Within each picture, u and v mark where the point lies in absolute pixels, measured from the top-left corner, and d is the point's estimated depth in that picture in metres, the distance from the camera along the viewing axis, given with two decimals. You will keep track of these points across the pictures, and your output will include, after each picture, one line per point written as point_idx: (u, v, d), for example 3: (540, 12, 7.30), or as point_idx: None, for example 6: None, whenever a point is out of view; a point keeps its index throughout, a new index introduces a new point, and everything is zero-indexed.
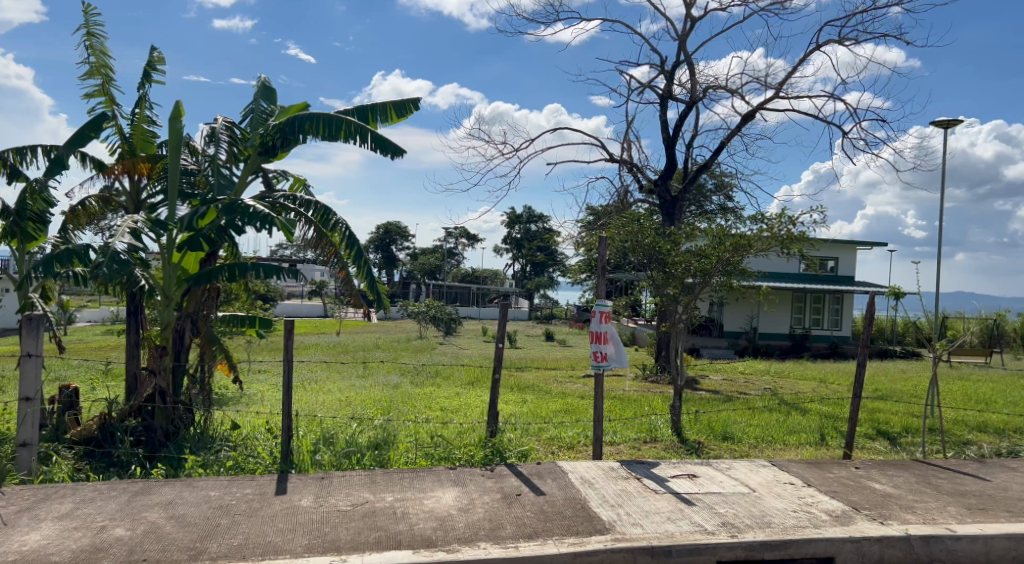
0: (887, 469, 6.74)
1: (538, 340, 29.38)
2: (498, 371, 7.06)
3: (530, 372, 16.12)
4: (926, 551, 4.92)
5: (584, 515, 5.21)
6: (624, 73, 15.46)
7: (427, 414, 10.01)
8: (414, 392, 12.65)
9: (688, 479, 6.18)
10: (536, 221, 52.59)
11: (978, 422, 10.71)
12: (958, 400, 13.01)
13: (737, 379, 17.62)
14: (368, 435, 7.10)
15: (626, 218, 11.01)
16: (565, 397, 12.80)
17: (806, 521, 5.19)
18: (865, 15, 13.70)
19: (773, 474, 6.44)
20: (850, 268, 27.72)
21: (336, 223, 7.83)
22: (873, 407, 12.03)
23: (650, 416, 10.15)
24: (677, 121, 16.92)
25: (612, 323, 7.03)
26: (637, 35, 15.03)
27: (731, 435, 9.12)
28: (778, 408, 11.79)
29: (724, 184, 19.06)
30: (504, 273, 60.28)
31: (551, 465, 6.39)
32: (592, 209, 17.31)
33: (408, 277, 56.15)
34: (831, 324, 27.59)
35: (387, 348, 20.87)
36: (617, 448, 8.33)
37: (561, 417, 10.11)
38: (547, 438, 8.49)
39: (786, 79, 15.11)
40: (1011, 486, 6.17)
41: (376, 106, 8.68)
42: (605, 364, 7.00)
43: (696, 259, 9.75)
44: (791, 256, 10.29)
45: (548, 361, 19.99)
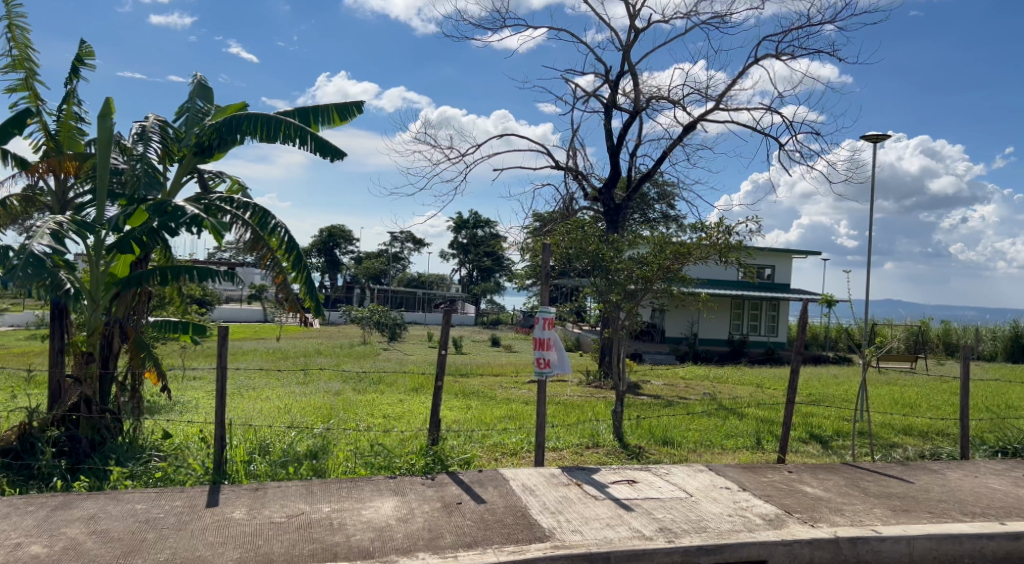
0: (818, 472, 6.94)
1: (484, 346, 29.38)
2: (440, 378, 6.92)
3: (475, 378, 16.12)
4: (853, 552, 5.07)
5: (523, 523, 5.21)
6: (570, 82, 16.72)
7: (367, 422, 9.89)
8: (357, 399, 12.50)
9: (627, 485, 6.24)
10: (482, 226, 52.68)
11: (904, 426, 11.16)
12: (885, 404, 13.54)
13: (678, 384, 17.96)
14: (306, 444, 6.98)
15: (570, 225, 10.91)
16: (509, 403, 12.80)
17: (741, 525, 5.30)
18: (800, 31, 15.12)
19: (710, 478, 6.56)
20: (786, 276, 28.51)
21: (275, 226, 7.67)
22: (807, 411, 12.42)
23: (593, 421, 10.26)
24: (621, 130, 17.19)
25: (556, 329, 7.04)
26: (581, 43, 16.34)
27: (671, 439, 9.29)
28: (716, 413, 12.06)
29: (666, 193, 19.37)
30: (450, 278, 60.12)
31: (492, 472, 6.39)
32: (537, 215, 17.41)
33: (352, 281, 55.41)
34: (768, 330, 28.39)
35: (329, 354, 20.57)
36: (560, 453, 8.39)
37: (505, 424, 10.11)
38: (490, 445, 8.47)
39: (725, 91, 15.74)
40: (933, 488, 6.42)
41: (318, 109, 8.57)
42: (548, 370, 7.01)
43: (637, 266, 9.94)
44: (729, 263, 10.60)
45: (492, 366, 20.01)
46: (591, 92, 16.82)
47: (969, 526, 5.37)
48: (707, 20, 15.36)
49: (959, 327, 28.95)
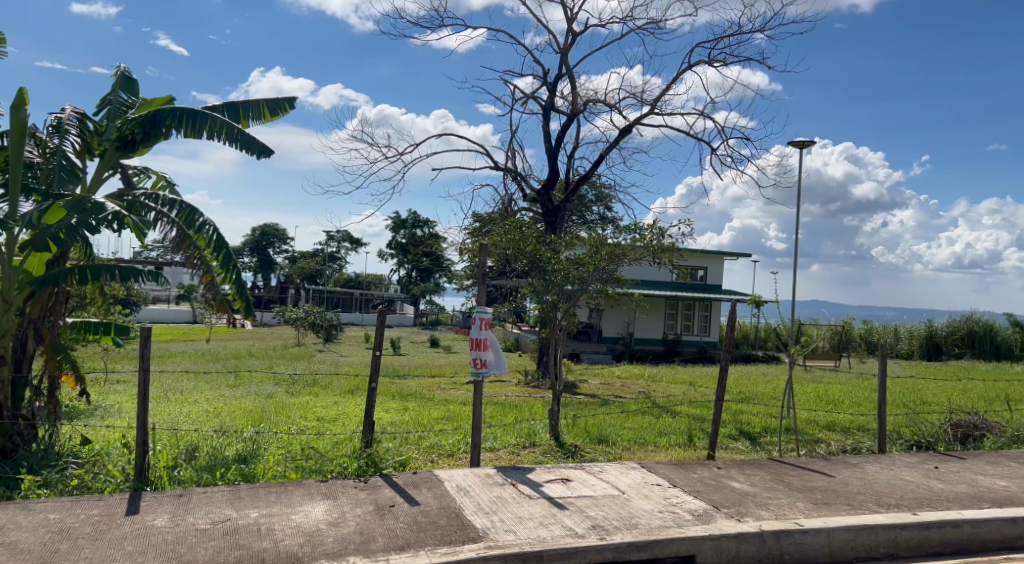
0: (745, 468, 7.14)
1: (422, 347, 29.21)
2: (375, 380, 6.82)
3: (412, 379, 15.97)
4: (777, 546, 5.23)
5: (457, 524, 5.19)
6: (510, 84, 16.50)
7: (300, 425, 9.69)
8: (289, 401, 12.24)
9: (561, 484, 6.29)
10: (421, 226, 52.33)
11: (829, 421, 11.60)
12: (811, 401, 14.07)
13: (613, 383, 18.23)
14: (235, 448, 6.80)
15: (509, 226, 10.97)
16: (447, 404, 12.77)
17: (670, 521, 5.41)
18: (732, 39, 15.44)
19: (642, 476, 6.68)
20: (718, 277, 29.23)
21: (202, 223, 7.45)
22: (737, 408, 12.77)
23: (530, 421, 10.31)
24: (558, 132, 17.35)
25: (492, 330, 7.04)
26: (520, 45, 16.30)
27: (605, 438, 9.40)
28: (651, 411, 12.29)
29: (604, 195, 19.59)
30: (388, 278, 59.50)
31: (427, 474, 6.34)
32: (477, 216, 17.40)
33: (287, 282, 54.23)
34: (701, 330, 29.08)
35: (262, 356, 20.07)
36: (497, 453, 8.39)
37: (441, 425, 10.08)
38: (426, 446, 8.42)
39: (661, 96, 16.07)
40: (852, 481, 6.70)
41: (248, 104, 8.39)
42: (484, 371, 7.00)
43: (574, 267, 9.94)
44: (663, 265, 10.86)
45: (430, 367, 19.92)
46: (529, 94, 16.91)
47: (884, 517, 5.60)
48: (643, 26, 15.53)
49: (879, 327, 30.26)
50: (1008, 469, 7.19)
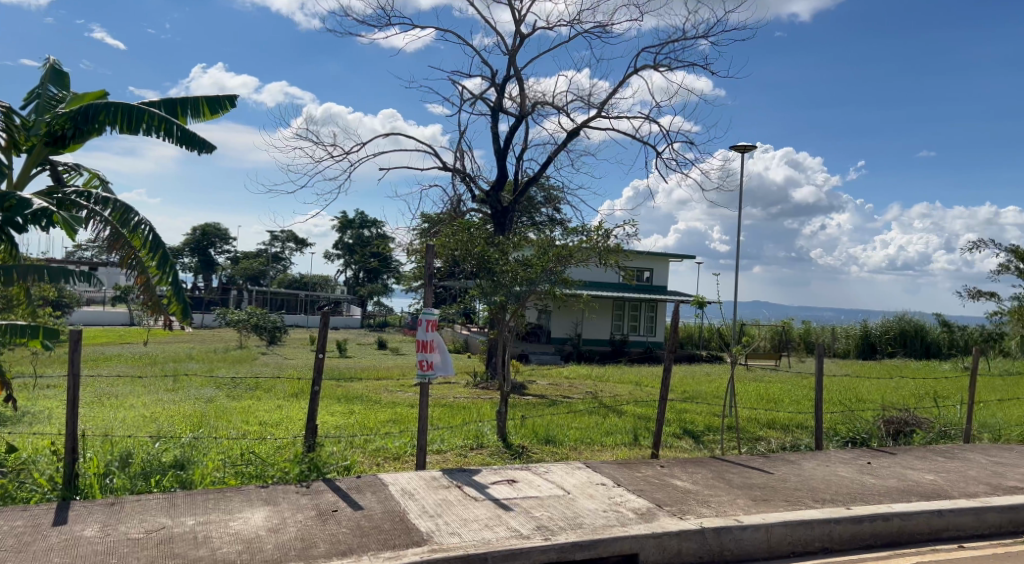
0: (688, 466, 7.26)
1: (368, 349, 28.87)
2: (317, 383, 6.70)
3: (358, 382, 15.76)
4: (717, 542, 5.33)
5: (401, 528, 5.14)
6: (457, 84, 16.40)
7: (241, 430, 9.48)
8: (231, 406, 11.94)
9: (507, 485, 6.29)
10: (368, 226, 51.77)
11: (769, 419, 11.89)
12: (751, 400, 14.41)
13: (561, 383, 18.34)
14: (172, 454, 6.61)
15: (457, 227, 10.96)
16: (394, 406, 12.66)
17: (614, 520, 5.46)
18: (676, 44, 15.34)
19: (587, 475, 6.73)
20: (664, 279, 29.72)
21: (138, 223, 7.25)
22: (681, 408, 12.98)
23: (478, 422, 10.28)
24: (507, 133, 17.37)
25: (439, 331, 7.00)
26: (469, 46, 16.15)
27: (552, 438, 9.45)
28: (598, 411, 12.40)
29: (552, 197, 19.71)
30: (334, 279, 58.67)
31: (371, 478, 6.27)
32: (425, 217, 17.30)
33: (229, 283, 52.98)
34: (647, 330, 29.50)
35: (202, 359, 19.56)
36: (444, 456, 8.35)
37: (388, 428, 9.98)
38: (372, 450, 8.33)
39: (607, 99, 16.25)
40: (790, 477, 6.87)
41: (187, 100, 8.23)
42: (430, 373, 6.95)
43: (522, 269, 9.94)
44: (609, 266, 10.96)
45: (378, 369, 19.70)
46: (478, 94, 16.88)
47: (819, 512, 5.76)
48: (591, 30, 15.42)
49: (817, 327, 31.16)
50: (935, 464, 7.48)
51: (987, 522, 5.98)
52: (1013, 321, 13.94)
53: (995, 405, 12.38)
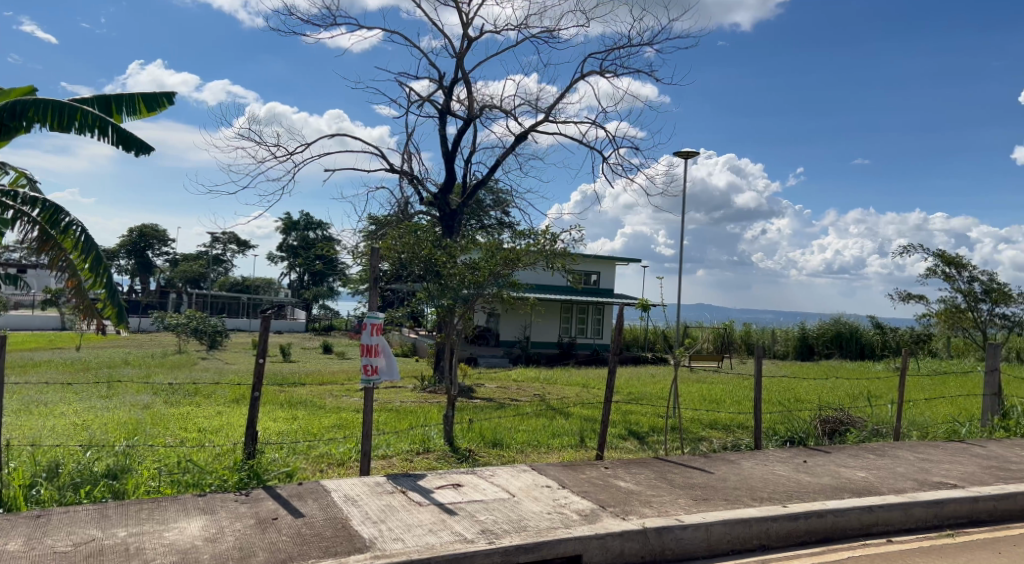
0: (632, 467, 7.35)
1: (314, 353, 28.43)
2: (258, 388, 6.56)
3: (302, 387, 15.50)
4: (659, 542, 5.42)
5: (344, 535, 5.08)
6: (404, 85, 16.09)
7: (178, 437, 9.21)
8: (168, 412, 11.60)
9: (452, 489, 6.27)
10: (313, 228, 50.97)
11: (711, 420, 12.13)
12: (695, 400, 14.72)
13: (509, 386, 18.39)
14: (104, 464, 6.38)
15: (404, 230, 10.85)
16: (339, 411, 12.48)
17: (558, 522, 5.49)
18: (622, 50, 15.77)
19: (532, 478, 6.76)
20: (610, 282, 30.10)
21: (70, 223, 7.01)
22: (626, 409, 13.14)
23: (424, 427, 10.22)
24: (455, 136, 17.34)
25: (384, 335, 6.92)
26: (415, 48, 16.02)
27: (500, 441, 9.46)
28: (545, 413, 12.47)
29: (501, 200, 19.75)
30: (277, 282, 57.58)
31: (314, 484, 6.18)
32: (372, 219, 17.13)
33: (167, 286, 51.49)
34: (594, 332, 29.84)
35: (138, 365, 18.95)
36: (389, 461, 8.28)
37: (332, 434, 9.84)
38: (315, 456, 8.20)
39: (555, 104, 16.38)
40: (729, 477, 7.03)
41: (122, 97, 8.00)
42: (375, 378, 6.89)
43: (470, 272, 9.90)
44: (556, 270, 11.02)
45: (323, 374, 19.40)
46: (425, 96, 16.78)
47: (756, 510, 5.90)
48: (538, 34, 15.64)
49: (757, 329, 31.93)
50: (867, 461, 7.74)
51: (915, 517, 6.21)
52: (941, 322, 14.50)
53: (924, 404, 12.88)
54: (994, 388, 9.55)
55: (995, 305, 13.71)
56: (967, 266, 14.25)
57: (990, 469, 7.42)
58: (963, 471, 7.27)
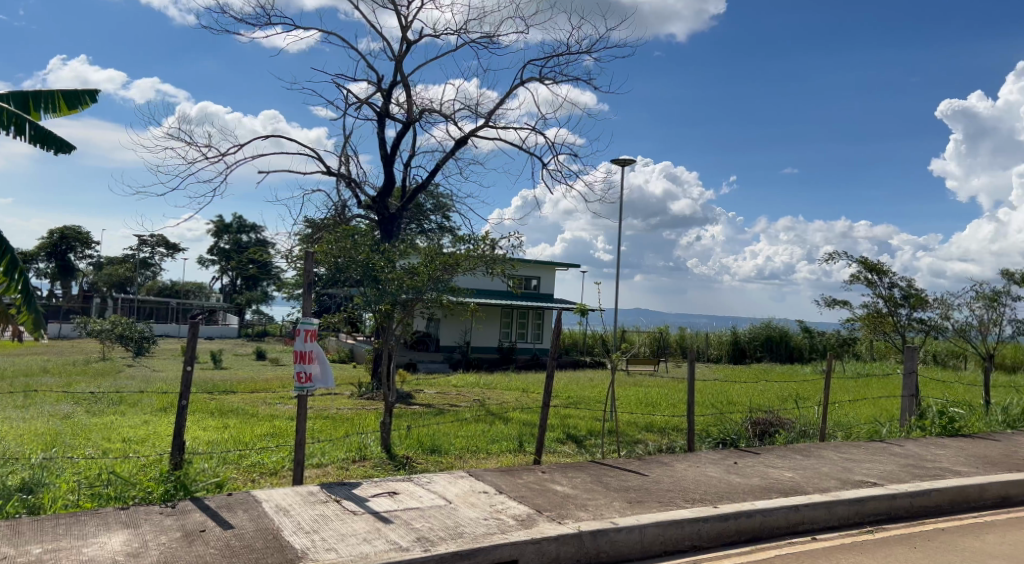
0: (568, 471, 7.41)
1: (247, 360, 27.75)
2: (185, 396, 6.35)
3: (234, 394, 15.10)
4: (594, 545, 5.47)
5: (275, 546, 4.95)
6: (342, 88, 16.14)
7: (101, 448, 8.84)
8: (90, 422, 11.12)
9: (388, 497, 6.19)
10: (247, 231, 49.76)
11: (647, 423, 12.35)
12: (631, 403, 14.98)
13: (449, 392, 18.32)
14: (18, 477, 6.08)
15: (340, 234, 10.56)
16: (272, 419, 12.18)
17: (494, 528, 5.49)
18: (561, 57, 15.98)
19: (470, 484, 6.73)
20: (550, 287, 30.35)
21: None
22: (564, 413, 13.23)
23: (360, 434, 10.06)
24: (394, 139, 17.20)
25: (318, 342, 6.78)
26: (354, 49, 16.12)
27: (438, 448, 9.40)
28: (484, 418, 12.46)
29: (441, 204, 19.73)
30: (209, 286, 55.97)
31: (244, 495, 6.01)
32: (308, 222, 16.82)
33: (90, 290, 49.46)
34: (534, 337, 30.04)
35: (57, 373, 18.11)
36: (324, 470, 8.13)
37: (265, 443, 9.60)
38: (246, 465, 7.99)
39: (494, 109, 16.45)
40: (663, 479, 7.15)
41: (41, 93, 7.64)
42: (309, 386, 6.74)
43: (408, 276, 9.83)
44: (496, 275, 11.12)
45: (256, 381, 18.92)
46: (364, 99, 16.63)
47: (689, 511, 6.02)
48: (476, 39, 15.86)
49: (691, 333, 32.69)
50: (794, 462, 7.99)
51: (838, 514, 6.44)
52: (864, 327, 15.11)
53: (849, 405, 13.39)
54: (911, 390, 10.01)
55: (913, 309, 14.34)
56: (888, 273, 14.88)
57: (908, 467, 7.77)
58: (882, 470, 7.58)
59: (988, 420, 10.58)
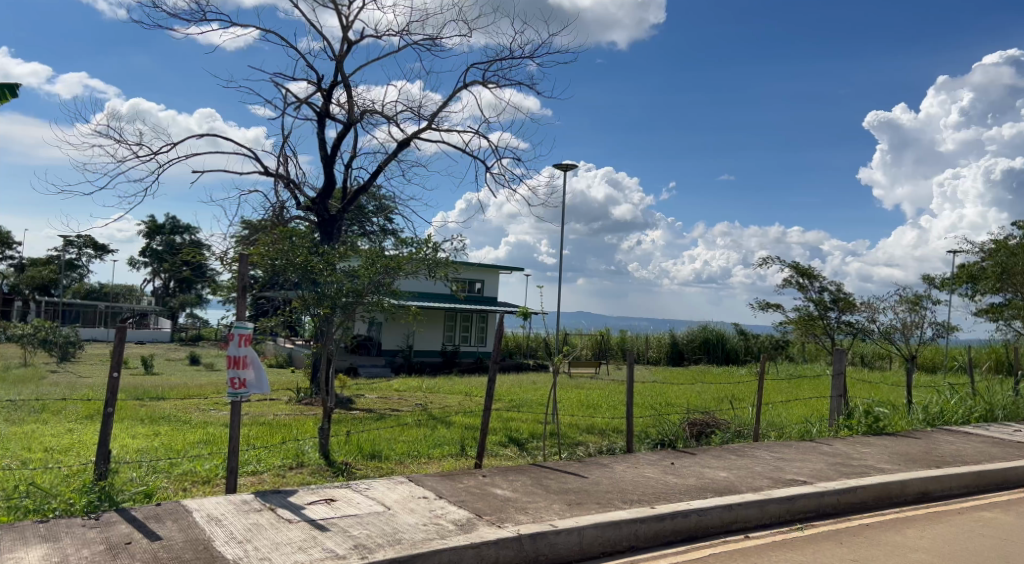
0: (509, 474, 7.41)
1: (180, 364, 26.93)
2: (110, 404, 6.10)
3: (166, 400, 14.61)
4: (533, 548, 5.48)
5: (206, 557, 4.80)
6: (281, 86, 15.58)
7: (21, 458, 8.42)
8: (9, 431, 10.59)
9: (325, 505, 6.08)
10: (180, 233, 48.25)
11: (589, 425, 12.46)
12: (573, 405, 15.10)
13: (391, 396, 18.15)
14: None
15: (277, 235, 10.11)
16: (206, 426, 11.82)
17: (434, 533, 5.44)
18: (504, 61, 15.58)
19: (409, 489, 6.66)
20: (493, 290, 30.36)
21: None
22: (507, 416, 13.24)
23: (298, 440, 9.85)
24: (334, 140, 16.92)
25: (252, 346, 6.61)
26: (293, 49, 15.40)
27: (378, 453, 9.28)
28: (426, 423, 12.36)
29: (383, 206, 19.49)
30: (140, 289, 54.15)
31: (173, 504, 5.81)
32: (244, 223, 16.44)
33: (11, 293, 47.20)
34: (477, 340, 29.98)
35: None
36: (259, 477, 7.93)
37: (198, 450, 9.31)
38: (178, 474, 7.74)
39: (437, 112, 16.35)
40: (602, 480, 7.22)
41: None
42: (243, 392, 6.57)
43: (348, 280, 9.66)
44: (438, 278, 11.05)
45: (190, 387, 18.33)
46: (303, 99, 16.31)
47: (627, 513, 6.09)
48: (419, 42, 15.31)
49: (632, 336, 33.19)
50: (728, 461, 8.18)
51: (770, 513, 6.61)
52: (797, 329, 15.56)
53: (782, 405, 13.79)
54: (840, 390, 10.37)
55: (842, 312, 14.84)
56: (818, 277, 15.37)
57: (835, 465, 8.04)
58: (812, 469, 7.83)
59: (910, 419, 11.05)
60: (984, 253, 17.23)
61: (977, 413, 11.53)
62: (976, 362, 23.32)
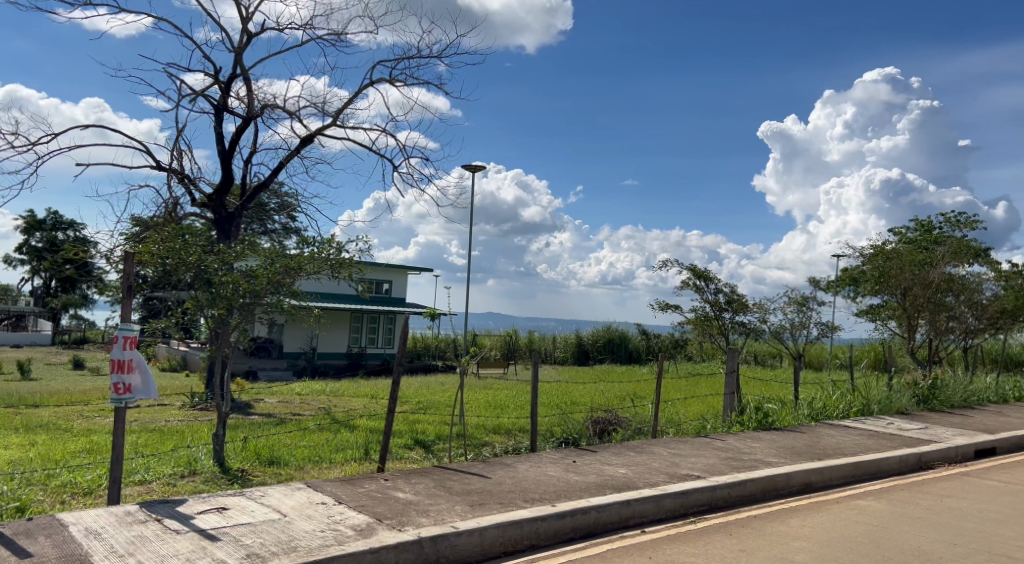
0: (411, 477, 7.33)
1: (63, 369, 25.24)
2: None
3: (44, 408, 13.63)
4: (434, 550, 5.43)
5: None
6: (174, 77, 13.90)
7: None
8: None
9: (216, 513, 5.83)
10: (61, 229, 45.27)
11: (495, 425, 12.51)
12: (480, 406, 15.13)
13: (292, 400, 17.66)
14: None
15: (167, 232, 9.47)
16: (89, 434, 11.10)
17: (331, 539, 5.31)
18: (413, 59, 14.57)
19: (307, 495, 6.48)
20: (401, 291, 30.03)
21: None
22: (412, 418, 13.12)
23: (190, 447, 9.40)
24: (233, 135, 16.31)
25: (139, 349, 6.26)
26: (187, 37, 13.83)
27: (277, 459, 9.00)
28: (328, 427, 12.06)
29: (285, 204, 18.81)
30: (17, 289, 50.48)
31: (47, 519, 5.43)
32: (134, 220, 15.57)
33: None
34: (384, 342, 29.57)
35: None
36: (147, 487, 7.53)
37: (80, 460, 8.74)
38: (55, 486, 7.24)
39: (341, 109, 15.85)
40: (505, 480, 7.25)
41: None
42: (128, 397, 6.22)
43: (245, 280, 9.33)
44: (341, 279, 10.70)
45: (71, 393, 17.22)
46: (199, 91, 15.64)
47: (528, 511, 6.14)
48: (323, 36, 14.15)
49: (539, 336, 33.62)
50: (628, 458, 8.39)
51: (665, 507, 6.82)
52: (694, 329, 16.08)
53: (681, 403, 14.23)
54: (733, 388, 10.81)
55: (736, 312, 15.53)
56: (714, 279, 15.99)
57: (727, 459, 8.38)
58: (705, 463, 8.13)
59: (797, 413, 11.64)
60: (865, 258, 18.31)
61: (855, 408, 12.31)
62: (856, 360, 24.94)
